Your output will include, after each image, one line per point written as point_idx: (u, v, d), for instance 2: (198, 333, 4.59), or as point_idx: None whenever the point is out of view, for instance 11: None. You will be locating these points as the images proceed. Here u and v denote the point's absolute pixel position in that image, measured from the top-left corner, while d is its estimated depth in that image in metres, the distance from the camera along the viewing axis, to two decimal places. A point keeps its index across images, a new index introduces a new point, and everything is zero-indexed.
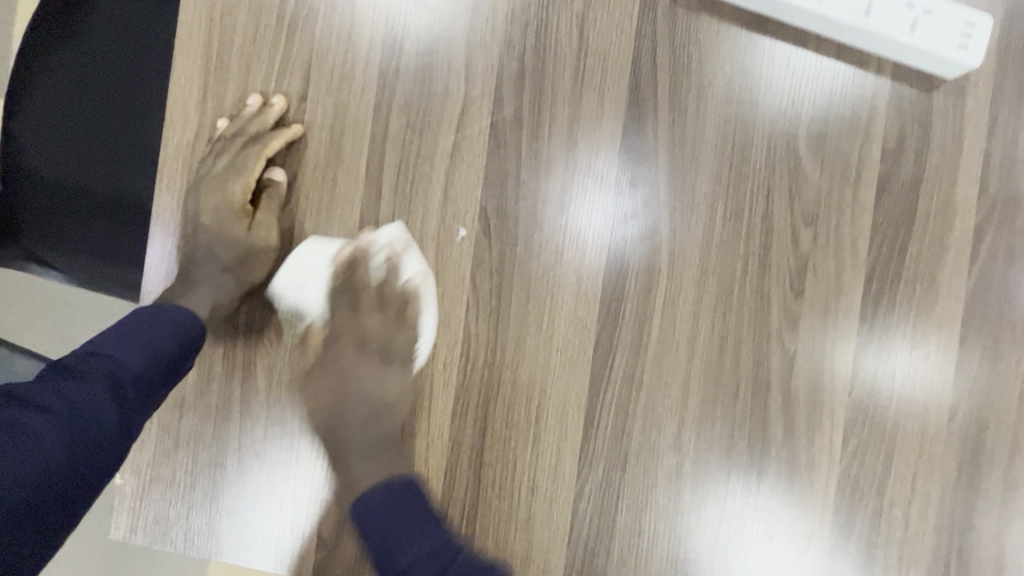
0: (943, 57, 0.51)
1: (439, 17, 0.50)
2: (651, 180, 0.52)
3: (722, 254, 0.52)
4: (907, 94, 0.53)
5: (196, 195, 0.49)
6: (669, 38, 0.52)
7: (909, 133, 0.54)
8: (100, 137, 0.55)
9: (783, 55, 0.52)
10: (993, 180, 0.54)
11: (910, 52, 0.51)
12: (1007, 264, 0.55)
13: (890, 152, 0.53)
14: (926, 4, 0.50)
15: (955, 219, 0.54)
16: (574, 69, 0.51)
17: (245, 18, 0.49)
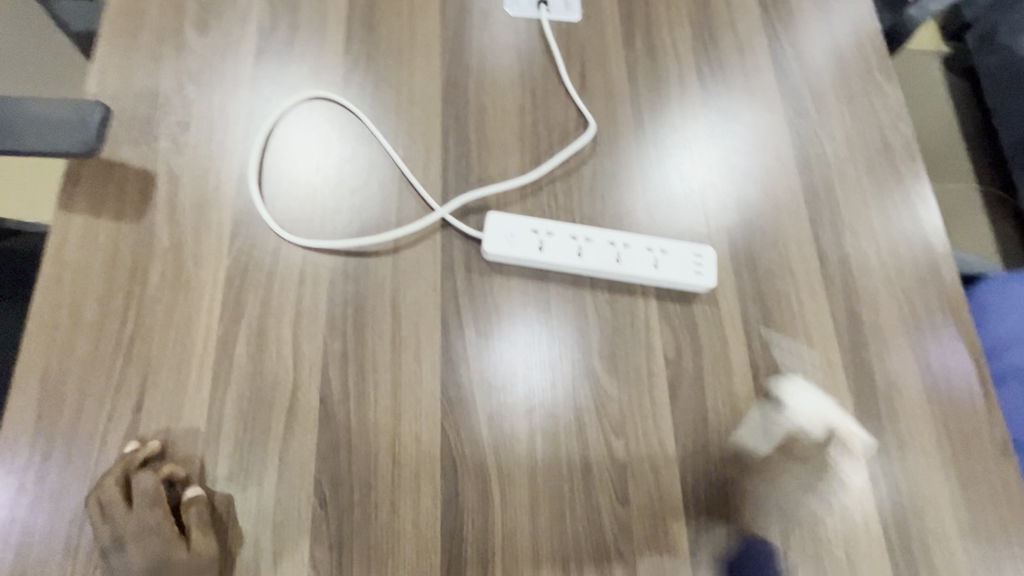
0: (686, 282, 0.64)
1: (268, 313, 0.58)
2: (475, 420, 0.58)
3: (549, 477, 0.58)
4: (674, 310, 0.65)
5: (19, 522, 0.49)
6: (470, 299, 0.62)
7: (683, 340, 0.65)
8: None
9: (567, 296, 0.64)
10: (761, 366, 0.66)
11: (659, 282, 0.64)
12: (794, 433, 0.63)
13: (672, 359, 0.64)
14: (661, 247, 0.65)
15: (741, 406, 0.64)
16: (393, 337, 0.59)
17: (83, 345, 0.54)
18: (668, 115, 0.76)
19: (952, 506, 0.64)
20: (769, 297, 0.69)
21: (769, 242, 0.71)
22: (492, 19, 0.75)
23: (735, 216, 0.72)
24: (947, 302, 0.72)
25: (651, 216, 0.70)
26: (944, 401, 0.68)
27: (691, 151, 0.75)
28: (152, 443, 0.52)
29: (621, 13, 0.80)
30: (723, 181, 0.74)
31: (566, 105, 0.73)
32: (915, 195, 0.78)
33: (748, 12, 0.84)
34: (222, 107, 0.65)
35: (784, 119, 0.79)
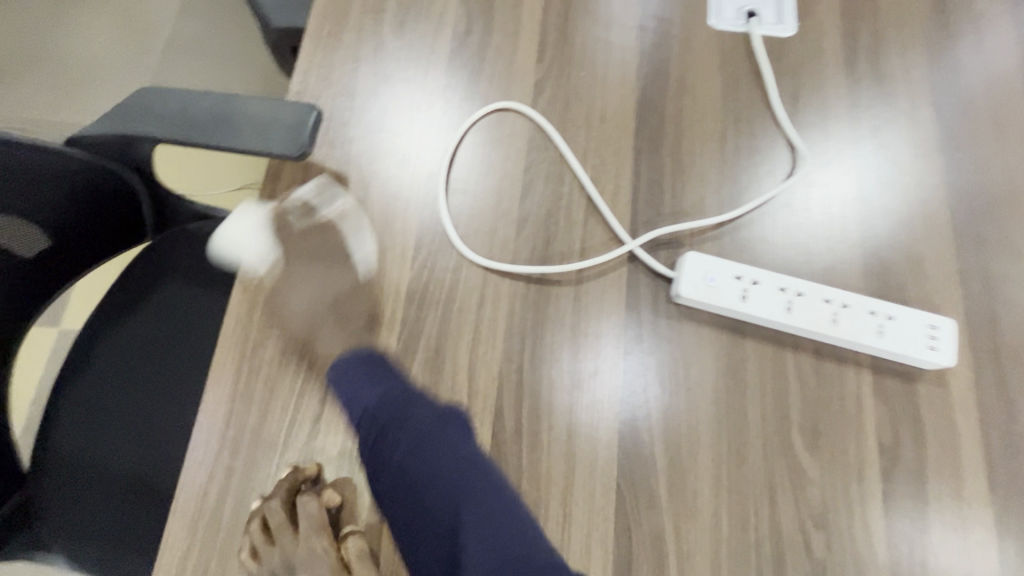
0: (915, 358, 0.54)
1: (446, 335, 0.56)
2: (654, 484, 0.52)
3: (733, 564, 0.50)
4: (895, 388, 0.55)
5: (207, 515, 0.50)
6: (656, 345, 0.56)
7: (902, 425, 0.55)
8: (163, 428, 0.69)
9: (767, 355, 0.56)
10: (998, 470, 0.54)
11: (881, 354, 0.55)
12: None
13: (888, 445, 0.54)
14: (887, 312, 0.55)
15: (970, 516, 0.53)
16: (570, 378, 0.55)
17: (273, 346, 0.55)
18: (894, 153, 0.65)
19: None
20: (1012, 386, 0.57)
21: (1015, 319, 0.59)
22: (695, 32, 0.68)
23: (974, 282, 0.60)
24: None
25: (868, 271, 0.60)
26: None
27: (920, 196, 0.63)
28: (310, 467, 0.51)
29: (842, 29, 0.70)
30: (960, 236, 0.62)
31: (773, 133, 0.65)
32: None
33: (1001, 33, 0.70)
34: (414, 113, 0.63)
35: None
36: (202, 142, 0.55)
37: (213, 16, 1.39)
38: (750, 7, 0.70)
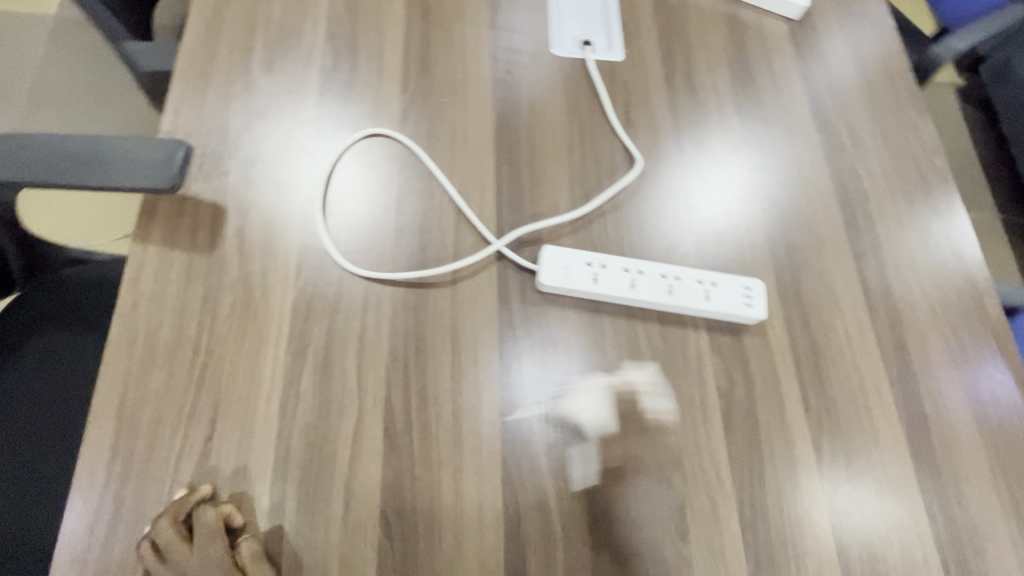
0: (737, 314, 0.65)
1: (333, 342, 0.60)
2: (535, 451, 0.59)
3: (609, 509, 0.58)
4: (725, 342, 0.66)
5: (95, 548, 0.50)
6: (526, 329, 0.63)
7: (735, 370, 0.66)
8: (41, 485, 0.66)
9: (620, 328, 0.65)
10: (811, 397, 0.66)
11: (711, 314, 0.66)
12: (848, 467, 0.64)
13: (725, 390, 0.64)
14: (711, 280, 0.66)
15: (795, 438, 0.64)
16: (453, 368, 0.61)
17: (158, 373, 0.56)
18: (710, 151, 0.78)
19: (1008, 539, 0.64)
20: (817, 329, 0.69)
21: (814, 276, 0.73)
22: (540, 59, 0.79)
23: (780, 250, 0.73)
24: (992, 332, 0.73)
25: (698, 248, 0.71)
26: (995, 431, 0.68)
27: (734, 184, 0.77)
28: (203, 488, 0.52)
29: (661, 51, 0.83)
30: (767, 213, 0.76)
31: (612, 140, 0.76)
32: (954, 229, 0.79)
33: (783, 50, 0.87)
34: (288, 142, 0.68)
35: (822, 154, 0.81)
36: (67, 181, 0.56)
37: (84, 62, 1.35)
38: (584, 39, 0.82)
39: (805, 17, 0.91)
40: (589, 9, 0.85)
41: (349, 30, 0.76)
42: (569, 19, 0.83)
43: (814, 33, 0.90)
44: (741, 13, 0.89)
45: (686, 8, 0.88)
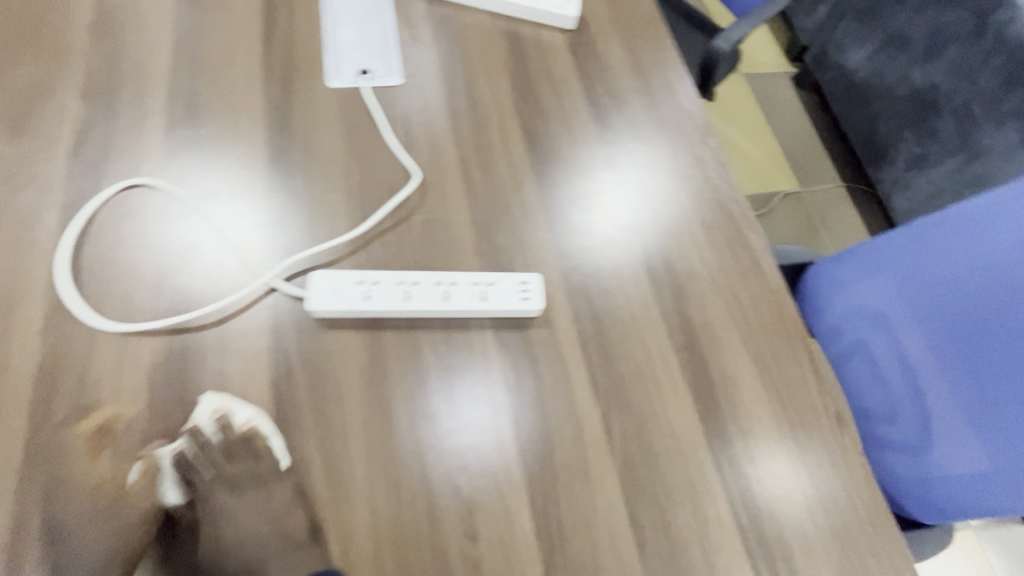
0: (515, 309, 0.68)
1: (83, 404, 0.57)
2: (310, 480, 0.57)
3: (392, 524, 0.57)
4: (509, 338, 0.68)
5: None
6: (300, 358, 0.63)
7: (521, 363, 0.67)
8: None
9: (399, 341, 0.65)
10: (599, 377, 0.68)
11: (490, 315, 0.67)
12: (639, 438, 0.65)
13: (511, 384, 0.66)
14: (486, 281, 0.69)
15: (584, 419, 0.65)
16: (218, 409, 0.59)
17: None
18: (493, 157, 0.81)
19: (796, 479, 0.67)
20: (601, 311, 0.72)
21: (598, 261, 0.76)
22: (316, 93, 0.81)
23: (561, 243, 0.76)
24: (768, 289, 0.79)
25: (481, 251, 0.73)
26: (777, 380, 0.72)
27: (517, 185, 0.80)
28: None
29: (440, 71, 0.87)
30: (550, 210, 0.79)
31: (391, 160, 0.78)
32: (728, 200, 0.85)
33: (561, 57, 0.93)
34: (34, 204, 0.65)
35: (601, 148, 0.86)
36: None
37: None
38: (362, 67, 0.85)
39: (581, 25, 0.97)
40: (367, 39, 0.88)
41: (107, 85, 0.75)
42: (347, 52, 0.86)
43: (590, 39, 0.96)
44: (518, 28, 0.94)
45: (466, 29, 0.92)
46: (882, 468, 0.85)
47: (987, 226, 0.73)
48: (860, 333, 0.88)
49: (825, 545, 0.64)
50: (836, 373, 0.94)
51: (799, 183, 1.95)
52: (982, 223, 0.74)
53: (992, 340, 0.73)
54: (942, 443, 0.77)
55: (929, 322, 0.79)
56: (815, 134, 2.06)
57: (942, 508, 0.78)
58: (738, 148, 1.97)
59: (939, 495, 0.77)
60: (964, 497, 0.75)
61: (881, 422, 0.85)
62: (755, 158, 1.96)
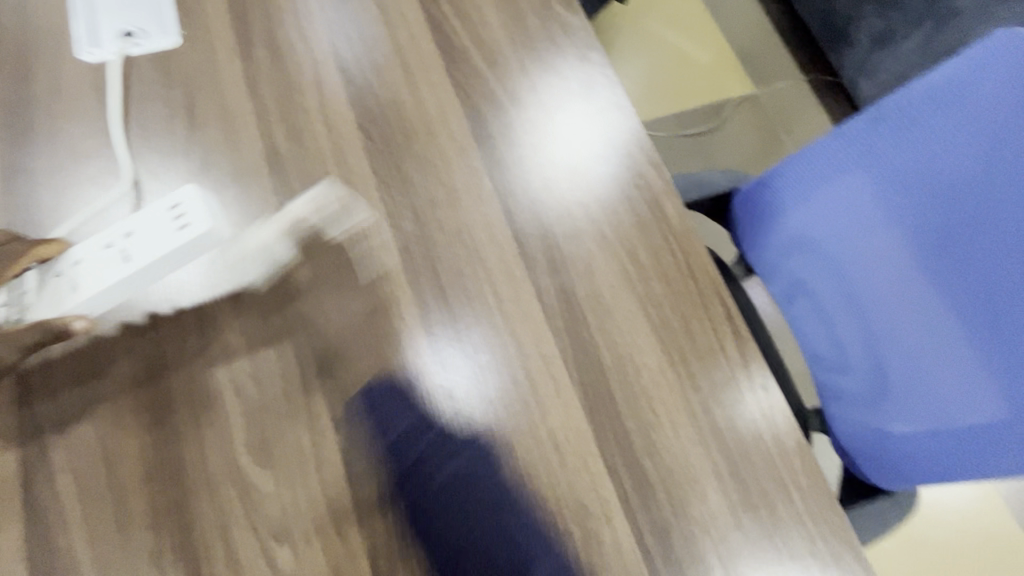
0: (165, 249, 0.50)
1: None
2: None
3: None
4: (337, 362, 0.54)
5: None
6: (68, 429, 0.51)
7: (352, 386, 0.54)
8: None
9: (194, 397, 0.52)
10: (455, 385, 0.54)
11: (144, 218, 0.51)
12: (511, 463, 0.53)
13: (342, 421, 0.52)
14: (119, 229, 0.51)
15: (440, 451, 0.52)
16: None
17: None
18: (307, 126, 0.63)
19: (712, 470, 0.54)
20: (458, 304, 0.57)
21: (451, 240, 0.60)
22: (66, 76, 0.63)
23: (402, 217, 0.60)
24: (672, 234, 0.63)
25: (296, 249, 0.58)
26: (685, 350, 0.58)
27: (339, 151, 0.62)
28: None
29: (231, 18, 0.68)
30: (385, 176, 0.62)
31: (176, 150, 0.62)
32: (620, 133, 0.67)
33: None
34: None
35: (449, 84, 0.67)
36: None
37: None
38: (125, 30, 0.65)
39: None
40: None
41: None
42: None
43: None
44: None
45: None
46: (842, 427, 0.72)
47: (943, 111, 0.57)
48: (803, 268, 0.73)
49: (750, 545, 0.53)
50: (786, 316, 0.79)
51: (755, 84, 1.73)
52: (939, 108, 0.57)
53: (959, 259, 0.58)
54: (905, 394, 0.63)
55: (879, 245, 0.64)
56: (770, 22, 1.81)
57: (914, 472, 0.63)
58: (683, 56, 1.74)
59: (902, 460, 0.64)
60: (933, 455, 0.61)
61: (838, 372, 0.71)
62: (702, 64, 1.74)
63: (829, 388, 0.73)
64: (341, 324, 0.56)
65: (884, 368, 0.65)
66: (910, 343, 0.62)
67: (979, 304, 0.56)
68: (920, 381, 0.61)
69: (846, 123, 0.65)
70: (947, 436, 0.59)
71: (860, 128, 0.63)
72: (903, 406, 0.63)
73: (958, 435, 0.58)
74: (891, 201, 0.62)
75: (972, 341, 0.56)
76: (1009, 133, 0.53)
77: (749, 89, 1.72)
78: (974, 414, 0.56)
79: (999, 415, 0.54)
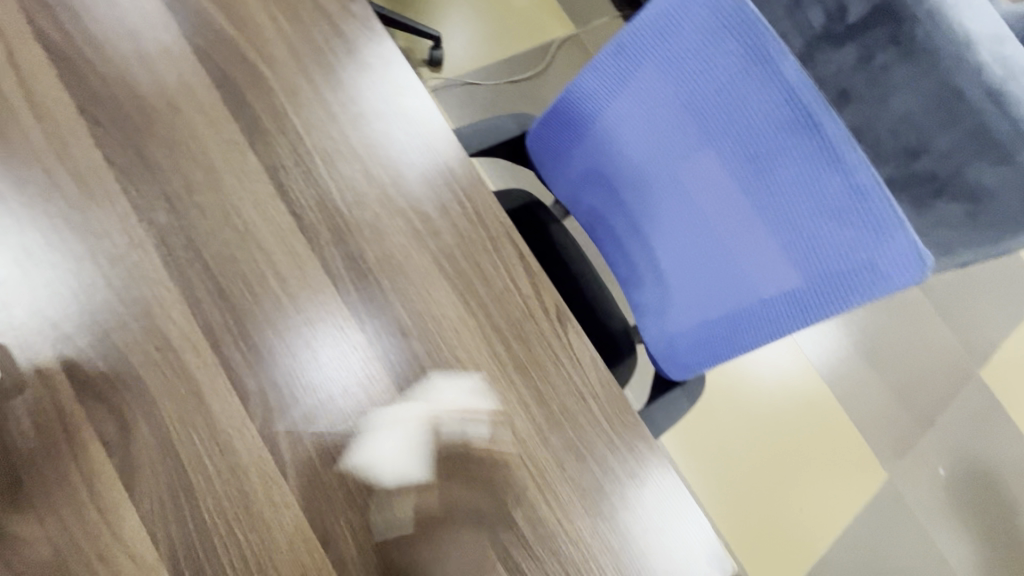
0: None
1: None
2: None
3: None
4: (102, 379, 0.50)
5: None
6: None
7: (124, 399, 0.50)
8: None
9: None
10: (243, 377, 0.53)
11: None
12: (317, 438, 0.53)
13: (117, 442, 0.49)
14: None
15: (236, 445, 0.51)
16: None
17: None
18: (15, 121, 0.55)
19: (517, 399, 0.58)
20: (236, 293, 0.54)
21: (218, 226, 0.56)
22: None
23: (154, 207, 0.55)
24: (457, 183, 0.63)
25: (27, 266, 0.51)
26: (481, 294, 0.60)
27: (61, 145, 0.55)
28: None
29: None
30: (126, 165, 0.55)
31: None
32: (419, 114, 0.64)
33: None
34: None
35: (188, 48, 0.60)
36: None
37: None
38: None
39: None
40: None
41: None
42: None
43: None
44: None
45: None
46: (653, 337, 0.79)
47: (665, 38, 0.61)
48: (603, 197, 0.77)
49: (559, 459, 0.58)
50: (599, 244, 0.84)
51: (576, 24, 1.78)
52: (660, 37, 0.61)
53: (702, 172, 0.65)
54: (687, 294, 0.72)
55: (656, 165, 0.69)
56: None
57: (708, 363, 0.72)
58: (504, 0, 1.73)
59: (699, 355, 0.72)
60: (711, 343, 0.70)
61: (645, 286, 0.78)
62: (523, 8, 1.74)
63: (640, 303, 0.80)
64: (97, 339, 0.50)
65: (677, 275, 0.72)
66: (692, 248, 0.69)
67: (724, 208, 0.64)
68: (704, 280, 0.69)
69: (603, 54, 0.67)
70: (729, 325, 0.67)
71: (606, 62, 0.66)
72: (695, 305, 0.71)
73: (738, 321, 0.66)
74: (645, 127, 0.67)
75: (736, 236, 0.64)
76: (715, 54, 0.58)
77: (569, 29, 1.76)
78: (748, 297, 0.64)
79: (765, 296, 0.62)
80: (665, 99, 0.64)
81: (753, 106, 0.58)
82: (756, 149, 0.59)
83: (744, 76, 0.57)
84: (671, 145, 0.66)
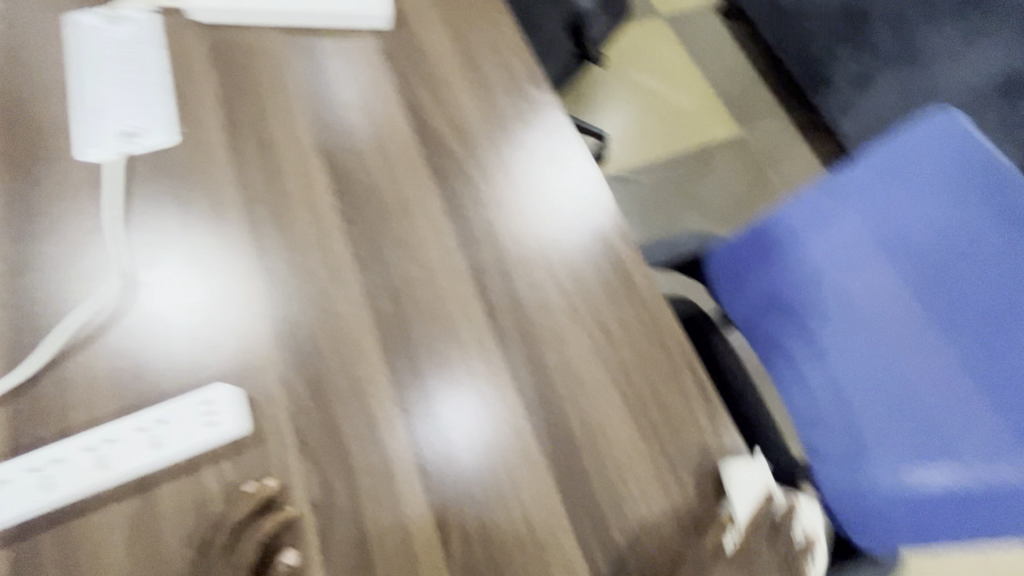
0: (192, 444, 0.54)
1: None
2: None
3: None
4: (318, 442, 0.57)
5: None
6: (43, 498, 0.50)
7: (331, 464, 0.56)
8: None
9: (177, 482, 0.53)
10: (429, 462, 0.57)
11: (179, 406, 0.55)
12: (484, 536, 0.54)
13: (320, 503, 0.55)
14: (155, 417, 0.53)
15: (415, 527, 0.54)
16: None
17: None
18: (292, 212, 0.68)
19: (683, 538, 0.55)
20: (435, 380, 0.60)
21: (426, 318, 0.63)
22: (68, 171, 0.68)
23: (380, 296, 0.64)
24: (640, 302, 0.65)
25: (280, 333, 0.61)
26: (656, 417, 0.60)
27: (321, 235, 0.67)
28: None
29: (224, 112, 0.73)
30: (365, 257, 0.66)
31: (167, 229, 0.66)
32: (610, 233, 0.68)
33: (372, 64, 0.79)
34: None
35: (426, 163, 0.72)
36: None
37: None
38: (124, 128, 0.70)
39: (397, 16, 0.82)
40: (132, 87, 0.72)
41: None
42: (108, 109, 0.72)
43: (408, 33, 0.81)
44: (319, 37, 0.80)
45: (254, 50, 0.78)
46: (838, 498, 0.67)
47: (896, 178, 0.63)
48: (789, 324, 0.73)
49: None
50: (771, 376, 0.76)
51: (741, 128, 1.78)
52: (885, 183, 0.64)
53: (927, 311, 0.61)
54: (856, 439, 0.66)
55: (866, 298, 0.66)
56: (752, 67, 1.87)
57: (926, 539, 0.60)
58: (669, 103, 1.80)
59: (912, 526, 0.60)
60: (932, 516, 0.58)
61: (834, 433, 0.69)
62: (689, 111, 1.79)
63: (821, 453, 0.70)
64: (321, 404, 0.58)
65: (884, 423, 0.64)
66: (909, 394, 0.62)
67: (937, 358, 0.60)
68: (924, 434, 0.60)
69: (816, 187, 0.69)
70: (960, 498, 0.56)
71: (812, 198, 0.68)
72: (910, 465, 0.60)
73: (976, 495, 0.55)
74: (846, 263, 0.67)
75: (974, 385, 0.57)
76: (957, 197, 0.59)
77: (734, 132, 1.77)
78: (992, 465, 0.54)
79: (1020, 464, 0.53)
80: (887, 234, 0.64)
81: (1002, 251, 0.56)
82: (1005, 294, 0.56)
83: (990, 221, 0.57)
84: (888, 279, 0.64)
